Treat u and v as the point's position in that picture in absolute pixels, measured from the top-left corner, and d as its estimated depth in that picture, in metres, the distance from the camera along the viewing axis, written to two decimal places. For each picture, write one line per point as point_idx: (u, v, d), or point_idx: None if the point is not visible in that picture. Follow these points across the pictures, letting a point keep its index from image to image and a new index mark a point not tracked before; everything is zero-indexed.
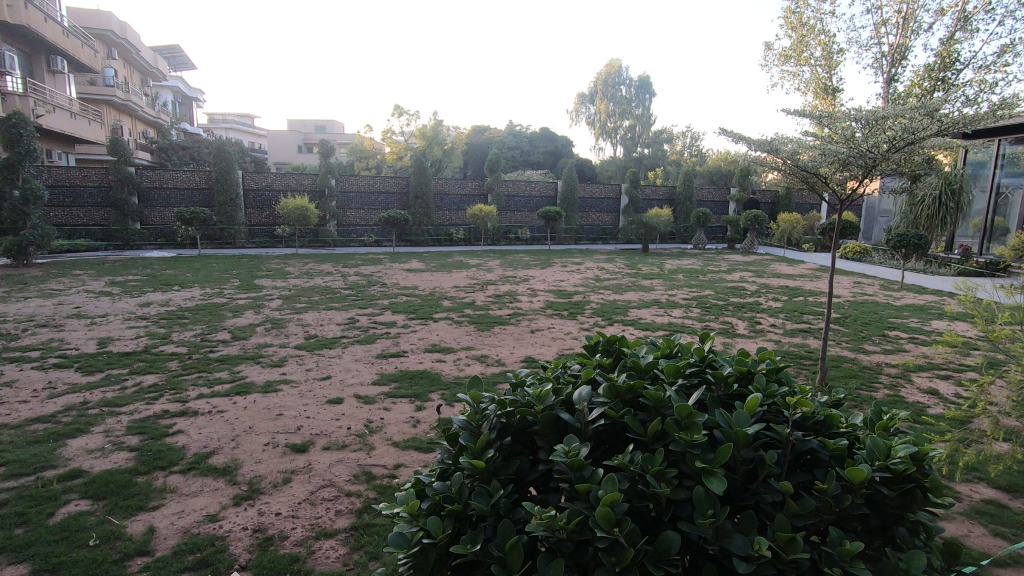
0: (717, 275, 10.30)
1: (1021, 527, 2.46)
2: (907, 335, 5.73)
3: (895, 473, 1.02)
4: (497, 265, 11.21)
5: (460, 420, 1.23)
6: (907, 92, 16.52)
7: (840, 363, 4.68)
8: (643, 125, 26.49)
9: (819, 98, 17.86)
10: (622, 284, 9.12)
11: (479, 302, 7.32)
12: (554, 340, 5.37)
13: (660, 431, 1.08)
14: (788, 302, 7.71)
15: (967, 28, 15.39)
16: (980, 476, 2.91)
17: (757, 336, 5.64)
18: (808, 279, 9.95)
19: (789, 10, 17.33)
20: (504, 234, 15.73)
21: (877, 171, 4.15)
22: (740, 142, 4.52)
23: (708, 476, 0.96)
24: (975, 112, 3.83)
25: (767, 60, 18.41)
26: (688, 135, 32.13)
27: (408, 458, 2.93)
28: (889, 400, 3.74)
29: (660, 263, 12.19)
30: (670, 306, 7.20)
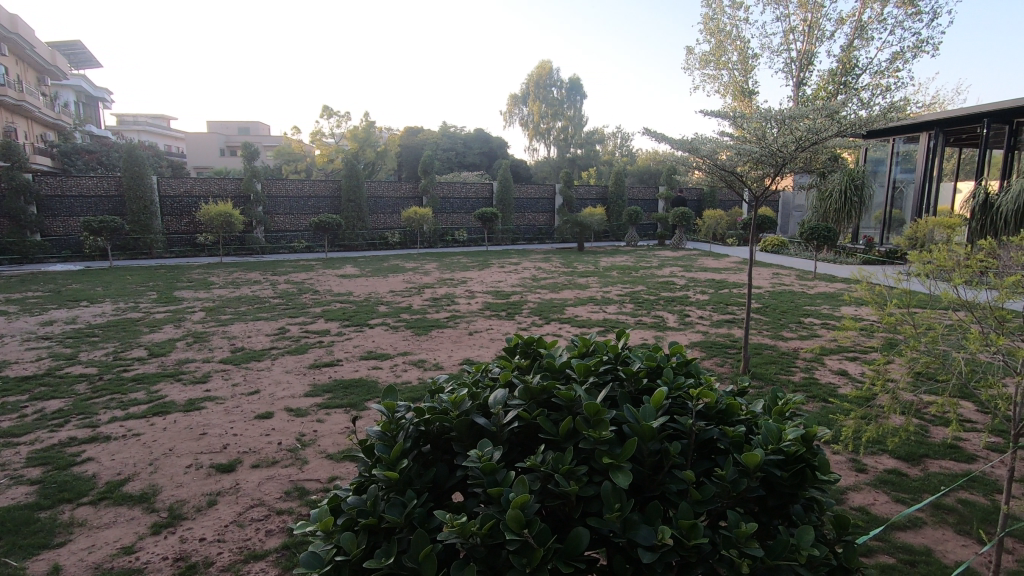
0: (649, 271, 10.68)
1: (918, 492, 2.71)
2: (819, 322, 6.18)
3: (786, 454, 1.09)
4: (434, 268, 11.10)
5: (375, 431, 1.22)
6: (815, 95, 17.77)
7: (761, 350, 4.96)
8: (575, 126, 27.01)
9: (737, 101, 18.88)
10: (559, 283, 9.28)
11: (416, 306, 7.22)
12: (492, 341, 5.39)
13: (570, 429, 1.11)
14: (714, 295, 8.10)
15: (864, 36, 16.74)
16: (883, 448, 3.18)
17: (687, 329, 5.90)
18: (732, 272, 10.50)
19: (707, 17, 18.22)
20: (441, 236, 15.62)
21: (787, 168, 4.44)
22: (664, 142, 4.71)
23: (615, 471, 1.00)
24: (869, 114, 4.18)
25: (689, 64, 19.30)
26: (618, 136, 33.08)
27: (343, 471, 2.85)
28: (804, 383, 4.01)
29: (596, 262, 12.49)
30: (604, 303, 7.39)
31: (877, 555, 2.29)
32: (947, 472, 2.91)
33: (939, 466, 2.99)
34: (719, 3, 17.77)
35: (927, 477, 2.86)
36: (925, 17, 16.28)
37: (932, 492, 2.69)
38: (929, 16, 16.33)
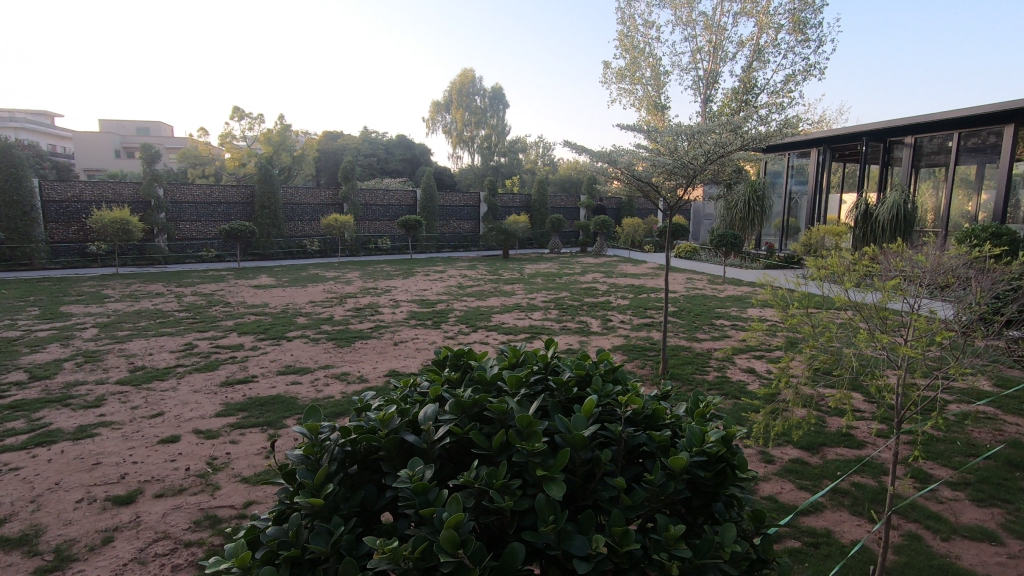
0: (572, 278, 10.96)
1: (818, 478, 2.95)
2: (729, 323, 6.60)
3: (709, 456, 1.14)
4: (356, 277, 10.78)
5: (296, 454, 1.14)
6: (720, 111, 19.05)
7: (678, 352, 5.22)
8: (498, 135, 27.30)
9: (651, 115, 19.87)
10: (485, 290, 9.29)
11: (338, 317, 6.97)
12: (418, 351, 5.30)
13: (503, 443, 1.10)
14: (634, 299, 8.44)
15: (761, 59, 18.18)
16: (788, 439, 3.43)
17: (609, 333, 6.09)
18: (649, 278, 10.98)
19: (622, 34, 19.07)
20: (363, 244, 15.22)
21: (697, 180, 4.72)
22: (584, 154, 4.89)
23: (549, 483, 1.00)
24: (767, 130, 4.54)
25: (606, 78, 20.12)
26: (540, 145, 33.76)
27: (260, 494, 2.68)
28: (717, 382, 4.25)
29: (521, 268, 12.65)
30: (530, 310, 7.49)
31: (786, 540, 2.46)
32: (842, 458, 3.18)
33: (835, 453, 3.26)
34: (632, 22, 18.67)
35: (825, 464, 3.12)
36: (812, 44, 17.96)
37: (830, 478, 2.93)
38: (816, 43, 18.05)
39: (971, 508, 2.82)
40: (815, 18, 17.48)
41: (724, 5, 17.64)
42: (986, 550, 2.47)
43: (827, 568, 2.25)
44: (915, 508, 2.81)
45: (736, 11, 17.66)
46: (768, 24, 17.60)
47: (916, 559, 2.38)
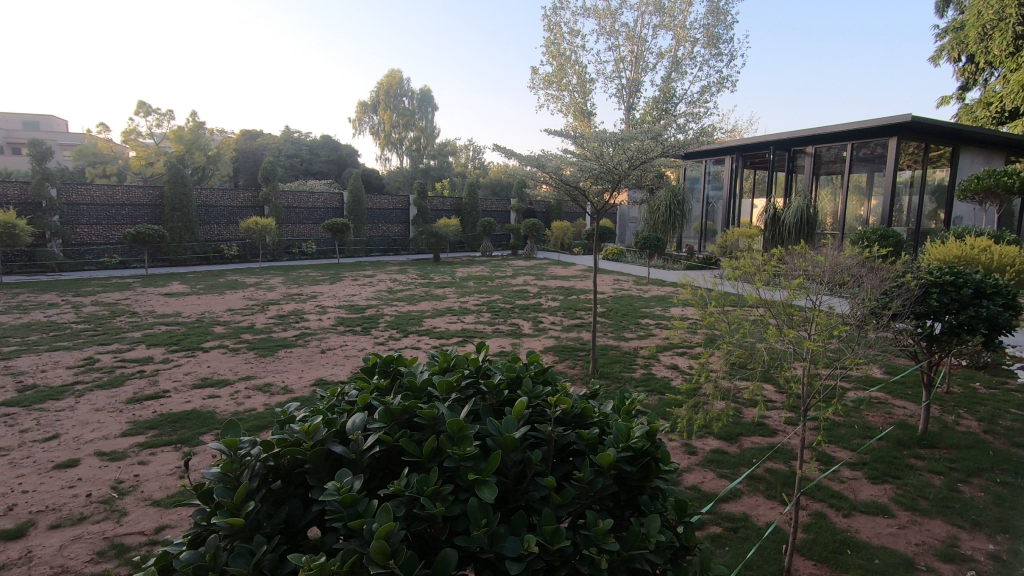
0: (504, 280, 11.04)
1: (737, 466, 3.13)
2: (653, 322, 6.89)
3: (635, 450, 1.18)
4: (279, 283, 10.31)
5: (213, 472, 1.08)
6: (642, 119, 19.87)
7: (606, 351, 5.38)
8: (427, 137, 27.03)
9: (577, 121, 20.40)
10: (416, 294, 9.17)
11: (259, 325, 6.64)
12: (347, 358, 5.14)
13: (435, 448, 1.09)
14: (564, 300, 8.63)
15: (679, 70, 19.14)
16: (709, 431, 3.61)
17: (541, 334, 6.19)
18: (579, 280, 11.25)
19: (549, 41, 19.46)
20: (285, 248, 14.57)
21: (622, 184, 4.89)
22: (512, 158, 4.95)
23: (481, 486, 1.00)
24: (685, 137, 4.79)
25: (534, 84, 20.46)
26: (471, 148, 33.73)
27: (174, 517, 2.50)
28: (644, 379, 4.42)
29: (452, 272, 12.59)
30: (462, 313, 7.46)
31: (708, 527, 2.60)
32: (757, 446, 3.40)
33: (751, 442, 3.48)
34: (559, 30, 19.09)
35: (743, 452, 3.32)
36: (725, 58, 19.14)
37: (747, 465, 3.12)
38: (727, 57, 19.25)
39: (867, 485, 3.10)
40: (727, 34, 18.64)
41: (644, 17, 18.43)
42: (880, 522, 2.72)
43: (745, 551, 2.39)
44: (821, 488, 3.05)
45: (655, 24, 18.49)
46: (685, 37, 18.57)
47: (822, 535, 2.59)
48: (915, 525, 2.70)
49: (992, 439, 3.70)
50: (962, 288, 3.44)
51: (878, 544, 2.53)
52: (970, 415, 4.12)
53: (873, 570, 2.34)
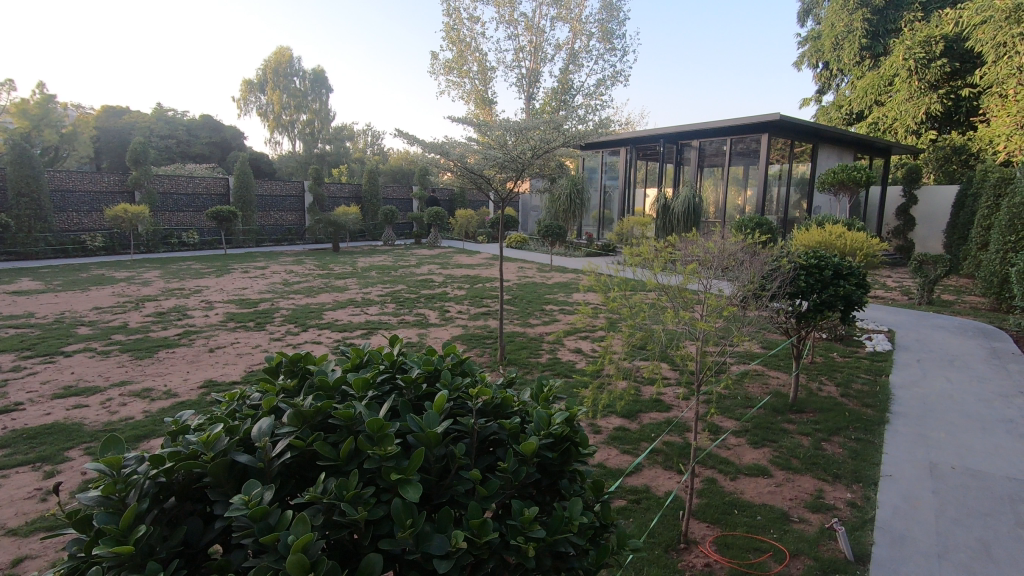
0: (408, 270, 10.82)
1: (638, 442, 3.32)
2: (557, 308, 7.10)
3: (556, 437, 1.20)
4: (156, 277, 9.35)
5: (92, 497, 0.94)
6: (542, 109, 20.24)
7: (514, 338, 5.45)
8: (321, 120, 25.68)
9: (479, 108, 20.35)
10: (314, 286, 8.72)
11: (134, 324, 5.98)
12: (240, 356, 4.78)
13: (353, 450, 1.04)
14: (470, 289, 8.63)
15: (576, 63, 19.68)
16: (613, 410, 3.79)
17: (448, 324, 6.15)
18: (484, 268, 11.29)
19: (448, 26, 19.16)
20: (162, 238, 13.22)
21: (526, 173, 4.96)
22: (415, 144, 4.83)
23: (405, 486, 0.97)
24: (585, 128, 4.94)
25: (434, 69, 20.04)
26: (369, 133, 32.54)
27: (36, 545, 2.20)
28: (550, 363, 4.54)
29: (353, 262, 12.13)
30: (365, 304, 7.22)
31: (614, 501, 2.74)
32: (654, 422, 3.64)
33: (649, 418, 3.71)
34: (458, 15, 18.85)
35: (643, 428, 3.53)
36: (618, 53, 19.96)
37: (646, 440, 3.33)
38: (621, 53, 20.09)
39: (749, 450, 3.42)
40: (620, 30, 19.44)
41: (542, 8, 18.68)
42: (761, 483, 3.02)
43: (649, 520, 2.56)
44: (711, 456, 3.32)
45: (553, 16, 18.82)
46: (580, 30, 19.11)
47: (713, 499, 2.82)
48: (789, 482, 3.03)
49: (847, 401, 4.24)
50: (823, 269, 3.88)
51: (759, 502, 2.81)
52: (830, 381, 4.69)
53: (757, 526, 2.59)
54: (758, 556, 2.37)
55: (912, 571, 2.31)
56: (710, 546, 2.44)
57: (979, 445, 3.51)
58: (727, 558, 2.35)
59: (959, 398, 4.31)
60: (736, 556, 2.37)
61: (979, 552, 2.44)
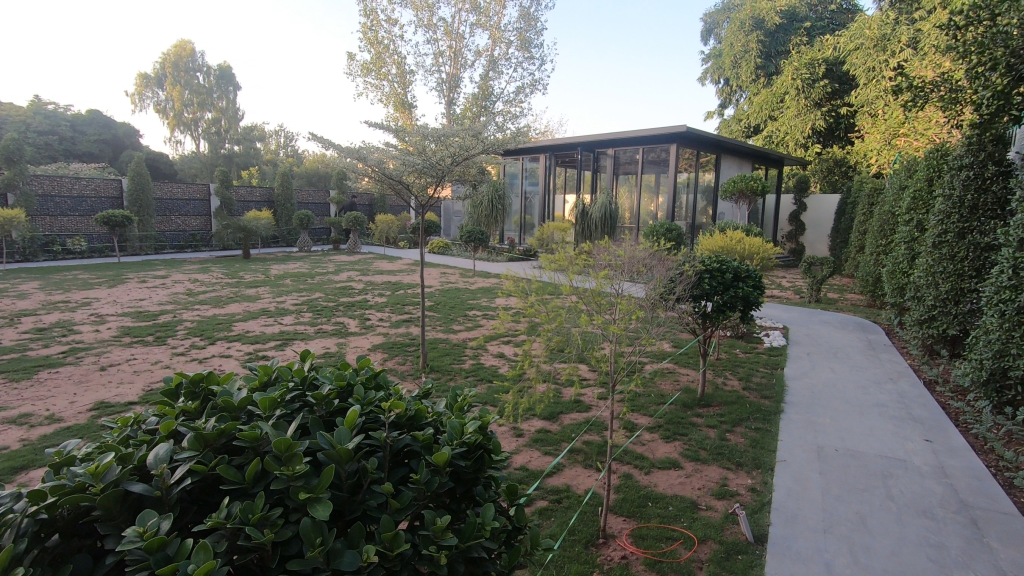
0: (325, 277, 10.45)
1: (558, 442, 3.42)
2: (480, 313, 7.15)
3: (468, 446, 1.22)
4: (35, 288, 8.43)
5: None
6: (463, 114, 20.28)
7: (436, 345, 5.43)
8: (228, 119, 24.26)
9: (398, 111, 20.07)
10: (222, 296, 8.23)
11: (8, 342, 5.35)
12: (137, 373, 4.42)
13: (259, 471, 1.01)
14: (392, 296, 8.49)
15: (496, 69, 19.89)
16: (534, 413, 3.87)
17: (368, 332, 6.01)
18: (405, 274, 11.14)
19: (365, 27, 18.74)
20: (42, 246, 11.93)
21: (446, 179, 4.98)
22: (331, 148, 4.69)
23: (314, 504, 0.96)
24: (504, 136, 5.02)
25: (351, 70, 19.50)
26: (282, 134, 31.10)
27: None
28: (473, 369, 4.56)
29: (265, 269, 11.54)
30: (280, 314, 6.90)
31: (536, 502, 2.81)
32: (575, 422, 3.76)
33: (570, 419, 3.83)
34: (375, 16, 18.47)
35: (564, 429, 3.64)
36: (536, 62, 20.37)
37: (567, 441, 3.43)
38: (539, 62, 20.51)
39: (662, 444, 3.62)
40: (538, 39, 19.86)
41: (461, 14, 18.74)
42: (673, 475, 3.20)
43: (569, 519, 2.65)
44: (627, 452, 3.47)
45: (472, 22, 18.91)
46: (500, 38, 19.34)
47: (629, 493, 2.96)
48: (697, 472, 3.24)
49: (748, 394, 4.59)
50: (724, 273, 4.18)
51: (671, 494, 2.99)
52: (733, 375, 5.06)
53: (669, 516, 2.75)
54: (669, 544, 2.52)
55: (802, 546, 2.54)
56: (626, 539, 2.56)
57: (857, 427, 3.94)
58: (642, 549, 2.48)
59: (841, 386, 4.81)
60: (650, 546, 2.50)
61: (857, 524, 2.73)
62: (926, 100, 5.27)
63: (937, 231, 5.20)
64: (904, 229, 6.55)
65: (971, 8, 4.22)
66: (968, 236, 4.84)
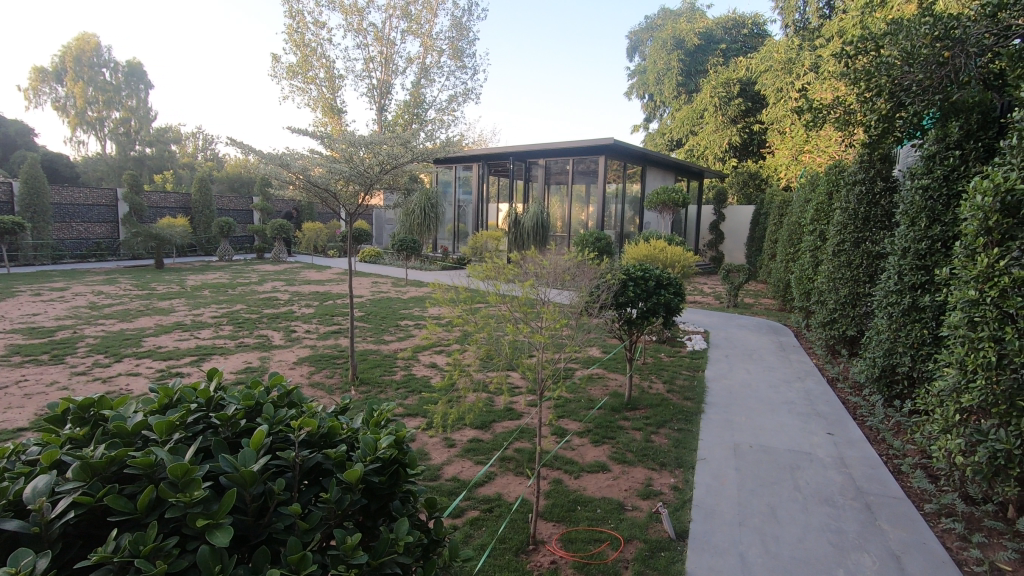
0: (248, 288, 9.96)
1: (490, 451, 3.44)
2: (412, 323, 7.06)
3: (383, 461, 1.21)
4: None
5: None
6: (394, 121, 20.02)
7: (366, 356, 5.31)
8: (138, 119, 22.66)
9: (327, 116, 19.54)
10: (131, 309, 7.65)
11: None
12: (29, 396, 4.02)
13: (154, 499, 0.96)
14: (319, 306, 8.21)
15: (428, 77, 19.80)
16: (466, 423, 3.87)
17: (294, 345, 5.79)
18: (334, 284, 10.82)
19: (291, 28, 18.12)
20: None
21: (375, 187, 4.90)
22: (251, 153, 4.49)
23: (214, 532, 0.92)
24: (434, 145, 5.00)
25: (275, 72, 18.77)
26: (200, 136, 29.42)
27: None
28: (404, 380, 4.50)
29: (181, 280, 10.84)
30: (197, 327, 6.51)
31: (466, 513, 2.81)
32: (506, 430, 3.79)
33: (501, 427, 3.86)
34: (302, 18, 17.91)
35: (495, 438, 3.66)
36: (468, 71, 20.46)
37: (498, 449, 3.45)
38: (471, 71, 20.63)
39: (591, 448, 3.71)
40: (470, 49, 19.97)
41: (392, 20, 18.55)
42: (601, 478, 3.29)
43: (499, 527, 2.67)
44: (557, 458, 3.54)
45: (403, 29, 18.77)
46: (431, 46, 19.30)
47: (559, 498, 3.01)
48: (624, 474, 3.35)
49: (672, 396, 4.81)
50: (647, 280, 4.36)
51: (598, 496, 3.07)
52: (658, 379, 5.28)
53: (596, 519, 2.82)
54: (597, 546, 2.58)
55: (718, 539, 2.69)
56: (555, 544, 2.61)
57: (768, 424, 4.21)
58: (570, 553, 2.53)
59: (755, 386, 5.13)
60: (579, 549, 2.55)
61: (767, 515, 2.92)
62: (824, 120, 5.72)
63: (836, 240, 5.67)
64: (809, 238, 7.09)
65: (859, 39, 4.63)
66: (863, 245, 5.31)
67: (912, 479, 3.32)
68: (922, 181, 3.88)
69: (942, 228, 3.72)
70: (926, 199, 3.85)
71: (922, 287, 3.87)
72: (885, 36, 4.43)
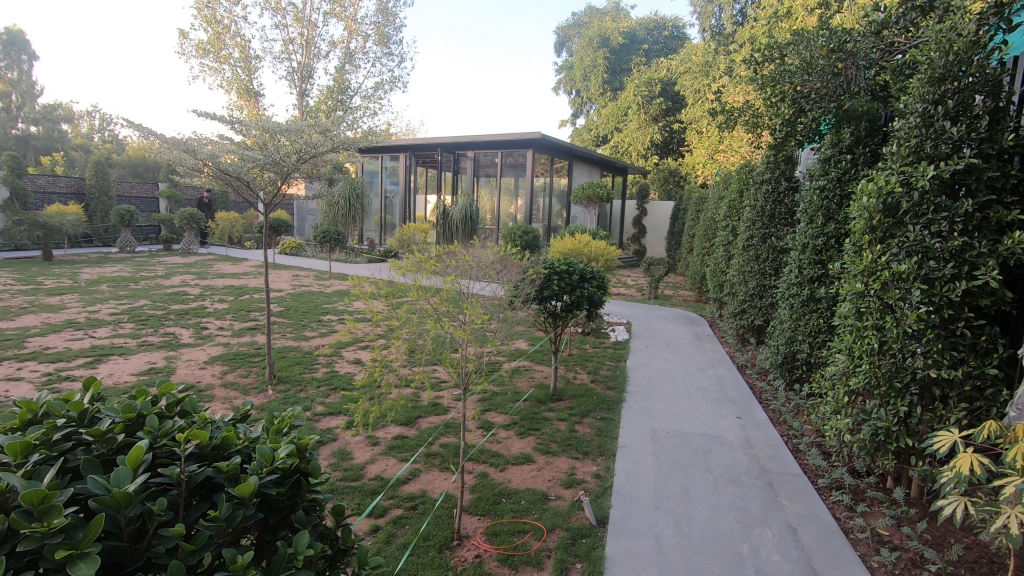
0: (152, 282, 9.22)
1: (414, 448, 3.39)
2: (335, 318, 6.83)
3: (281, 471, 1.16)
4: None
5: None
6: (316, 107, 19.17)
7: (285, 353, 5.07)
8: (20, 93, 20.25)
9: (242, 99, 18.41)
10: (13, 306, 6.87)
11: None
12: None
13: (4, 532, 0.86)
14: (234, 301, 7.75)
15: (352, 63, 19.11)
16: (390, 420, 3.79)
17: (205, 342, 5.43)
18: (251, 277, 10.25)
19: (200, 2, 16.82)
20: None
21: (292, 177, 4.66)
22: (151, 137, 4.13)
23: (77, 561, 0.85)
24: (356, 134, 4.81)
25: (183, 49, 17.41)
26: (96, 115, 26.82)
27: None
28: (326, 378, 4.34)
29: (74, 273, 9.86)
30: (92, 326, 5.95)
31: (389, 512, 2.76)
32: (432, 426, 3.75)
33: (427, 422, 3.82)
34: None
35: (421, 434, 3.61)
36: (395, 59, 19.94)
37: (423, 446, 3.42)
38: (397, 59, 20.13)
39: (516, 440, 3.75)
40: (397, 35, 19.46)
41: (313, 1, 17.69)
42: (526, 469, 3.34)
43: (423, 525, 2.64)
44: (483, 451, 3.55)
45: (325, 10, 17.96)
46: (356, 30, 18.62)
47: (484, 492, 3.03)
48: (548, 464, 3.42)
49: (595, 386, 4.95)
50: (571, 274, 4.44)
51: (523, 488, 3.11)
52: (582, 370, 5.42)
53: (521, 510, 2.86)
54: (521, 538, 2.62)
55: (636, 523, 2.80)
56: (480, 538, 2.61)
57: (684, 410, 4.44)
58: (494, 545, 2.55)
59: (673, 374, 5.39)
60: (502, 542, 2.58)
61: (681, 497, 3.08)
62: (736, 122, 6.04)
63: (746, 235, 6.05)
64: (723, 234, 7.50)
65: (765, 48, 4.92)
66: (770, 241, 5.69)
67: (808, 457, 3.62)
68: (820, 182, 4.20)
69: (836, 225, 4.05)
70: (823, 199, 4.17)
71: (819, 279, 4.19)
72: (788, 46, 4.73)
